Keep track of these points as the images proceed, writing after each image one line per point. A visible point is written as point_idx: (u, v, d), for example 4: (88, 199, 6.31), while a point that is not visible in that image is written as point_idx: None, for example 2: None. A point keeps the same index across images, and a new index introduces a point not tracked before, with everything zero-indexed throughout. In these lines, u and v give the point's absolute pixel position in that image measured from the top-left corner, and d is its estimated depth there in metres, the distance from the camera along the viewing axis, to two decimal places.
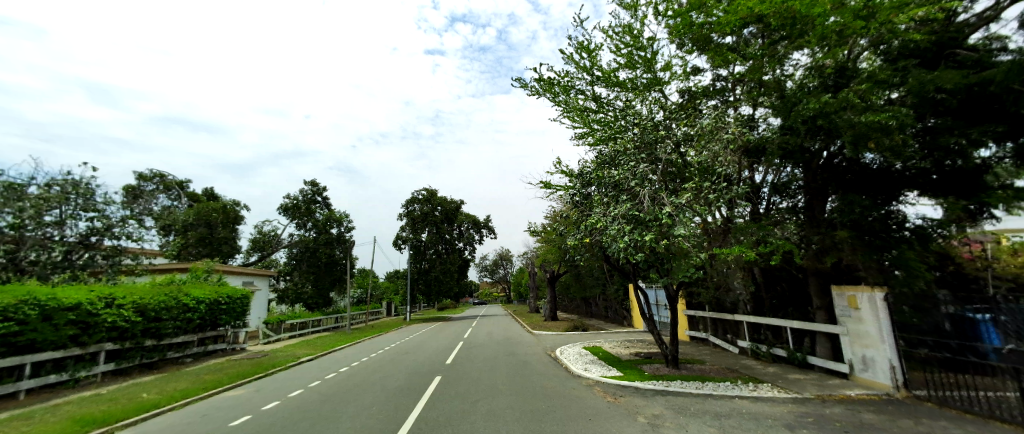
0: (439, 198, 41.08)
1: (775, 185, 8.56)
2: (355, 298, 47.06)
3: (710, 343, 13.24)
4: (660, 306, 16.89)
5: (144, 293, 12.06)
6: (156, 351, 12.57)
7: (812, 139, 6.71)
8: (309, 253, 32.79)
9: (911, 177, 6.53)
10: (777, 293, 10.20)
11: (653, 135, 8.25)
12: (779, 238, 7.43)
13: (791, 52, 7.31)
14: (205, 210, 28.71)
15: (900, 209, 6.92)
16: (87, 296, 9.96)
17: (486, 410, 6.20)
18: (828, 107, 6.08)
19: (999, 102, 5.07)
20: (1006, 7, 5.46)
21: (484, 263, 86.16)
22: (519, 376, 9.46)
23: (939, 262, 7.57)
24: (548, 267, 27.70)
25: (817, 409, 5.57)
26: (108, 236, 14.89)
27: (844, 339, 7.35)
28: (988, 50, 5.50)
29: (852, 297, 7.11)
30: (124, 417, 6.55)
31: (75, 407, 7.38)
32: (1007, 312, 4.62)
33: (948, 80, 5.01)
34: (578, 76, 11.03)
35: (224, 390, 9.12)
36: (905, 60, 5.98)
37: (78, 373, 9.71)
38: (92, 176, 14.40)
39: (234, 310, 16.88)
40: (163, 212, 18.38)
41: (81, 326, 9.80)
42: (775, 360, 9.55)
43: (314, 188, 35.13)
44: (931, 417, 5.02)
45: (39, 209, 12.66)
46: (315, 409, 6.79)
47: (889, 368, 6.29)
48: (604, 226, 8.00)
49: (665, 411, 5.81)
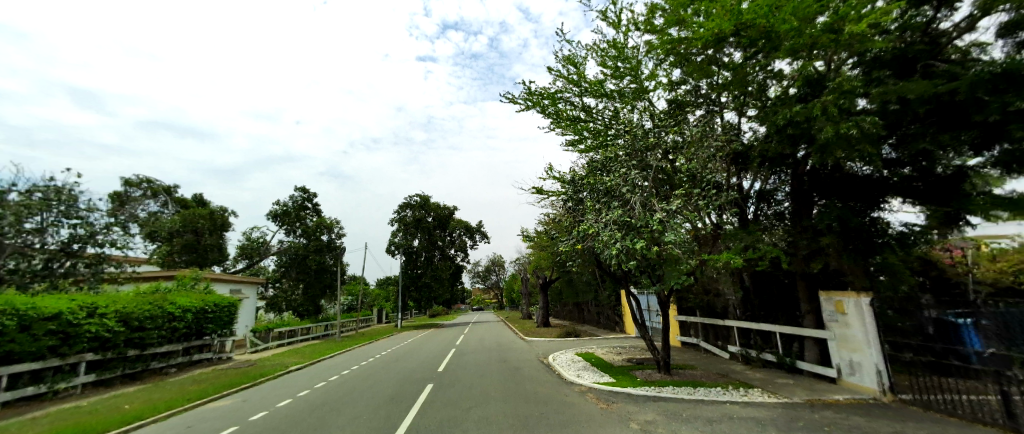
0: (431, 205, 40.82)
1: (762, 192, 8.96)
2: (346, 305, 46.20)
3: (701, 348, 13.31)
4: (652, 312, 17.05)
5: (129, 302, 11.81)
6: (140, 361, 12.27)
7: (790, 146, 7.03)
8: (298, 260, 32.13)
9: (895, 185, 6.69)
10: (765, 298, 10.36)
11: (644, 142, 8.38)
12: (768, 244, 7.55)
13: (768, 63, 7.41)
14: (192, 216, 28.25)
15: (882, 216, 7.07)
16: (69, 305, 9.76)
17: (478, 418, 6.15)
18: (802, 116, 6.18)
19: (964, 110, 5.28)
20: (978, 18, 5.67)
21: (476, 269, 85.33)
22: (512, 383, 9.41)
23: (919, 266, 7.73)
24: (542, 273, 27.61)
25: (807, 413, 5.64)
26: (91, 243, 14.54)
27: (832, 343, 7.41)
28: (962, 60, 5.66)
29: (838, 301, 7.19)
30: (105, 428, 6.41)
31: (55, 420, 7.17)
32: (987, 316, 4.79)
33: (918, 90, 5.20)
34: (566, 88, 11.10)
35: (209, 401, 8.91)
36: (879, 72, 6.18)
37: (57, 384, 9.41)
38: (75, 182, 14.04)
39: (221, 319, 16.58)
40: (148, 220, 18.04)
41: (61, 337, 9.56)
42: (765, 364, 9.63)
43: (303, 195, 34.81)
44: (916, 420, 5.08)
45: (19, 217, 12.26)
46: (302, 419, 6.63)
47: (875, 373, 6.37)
48: (596, 231, 8.05)
49: (658, 417, 5.81)
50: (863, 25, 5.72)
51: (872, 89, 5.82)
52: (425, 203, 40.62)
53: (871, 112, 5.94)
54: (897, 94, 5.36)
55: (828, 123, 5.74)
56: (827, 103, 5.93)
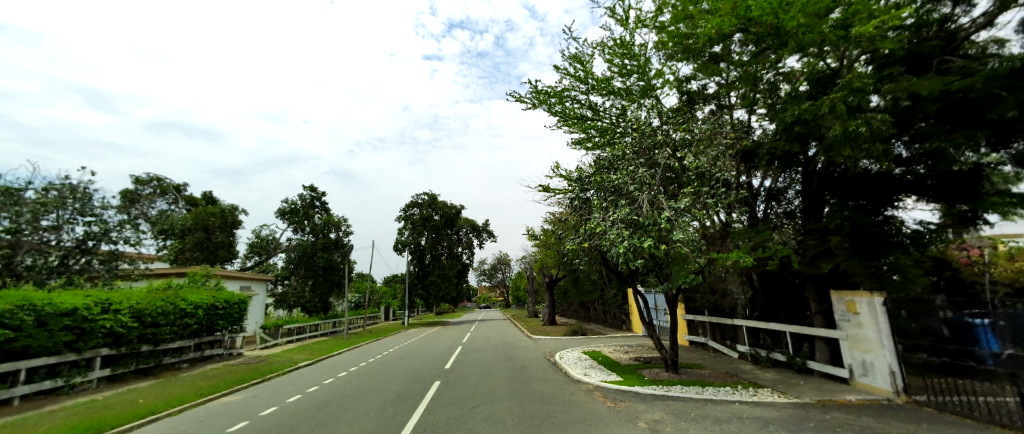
0: (439, 203, 40.90)
1: (771, 190, 8.91)
2: (354, 303, 46.42)
3: (709, 348, 13.21)
4: (659, 310, 16.96)
5: (142, 298, 12.02)
6: (152, 357, 12.48)
7: (801, 144, 6.93)
8: (307, 257, 32.46)
9: (908, 183, 6.57)
10: (775, 298, 10.25)
11: (651, 140, 8.33)
12: (778, 243, 7.45)
13: (779, 59, 7.31)
14: (203, 214, 28.63)
15: (895, 215, 6.97)
16: (83, 301, 9.95)
17: (485, 416, 6.16)
18: (814, 113, 6.08)
19: (980, 107, 5.17)
20: (995, 14, 5.55)
21: (482, 267, 85.52)
22: (519, 381, 9.41)
23: (932, 267, 7.58)
24: (548, 272, 27.57)
25: (818, 413, 5.57)
26: (105, 241, 14.81)
27: (844, 344, 7.30)
28: (978, 56, 5.54)
29: (850, 301, 7.08)
30: (119, 423, 6.51)
31: (72, 414, 7.32)
32: (1003, 317, 4.70)
33: (933, 85, 5.11)
34: (573, 86, 11.05)
35: (220, 397, 9.03)
36: (892, 68, 6.08)
37: (72, 379, 9.61)
38: (89, 181, 14.29)
39: (231, 315, 16.81)
40: (160, 217, 18.32)
41: (77, 332, 9.76)
42: (774, 364, 9.52)
43: (311, 193, 35.08)
44: (930, 422, 5.00)
45: (36, 214, 12.53)
46: (311, 415, 6.68)
47: (888, 374, 6.27)
48: (603, 230, 8.01)
49: (666, 417, 5.79)
50: (869, 27, 5.59)
51: (885, 86, 5.73)
52: (432, 201, 40.71)
53: (882, 110, 5.84)
54: (909, 91, 5.27)
55: (839, 120, 5.64)
56: (839, 99, 5.82)
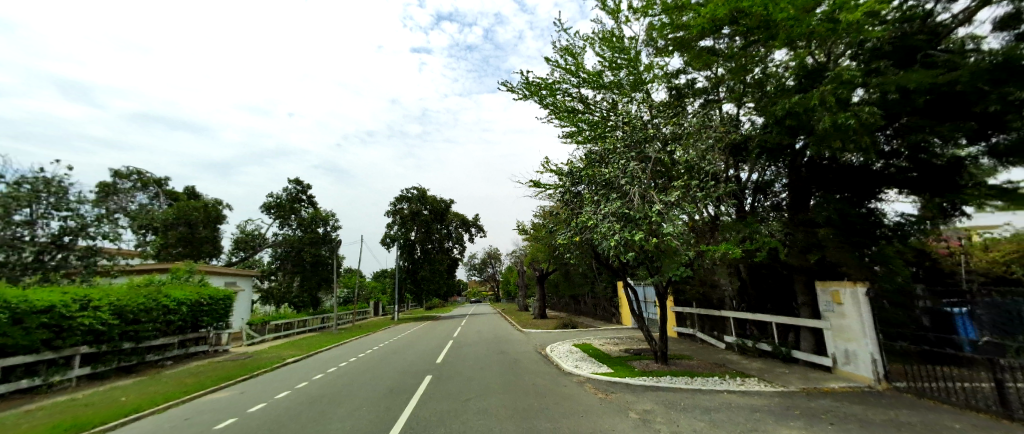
0: (428, 198, 40.58)
1: (758, 183, 9.04)
2: (342, 298, 45.94)
3: (697, 339, 13.43)
4: (648, 303, 17.17)
5: (122, 295, 11.71)
6: (135, 354, 12.20)
7: (789, 138, 7.03)
8: (294, 252, 32.05)
9: (891, 176, 6.74)
10: (761, 289, 10.47)
11: (642, 134, 8.36)
12: (765, 235, 7.55)
13: (768, 53, 7.38)
14: (186, 209, 27.97)
15: (879, 207, 7.14)
16: (61, 298, 9.66)
17: (478, 409, 6.15)
18: (803, 106, 6.16)
19: (964, 100, 5.28)
20: (976, 9, 5.68)
21: (472, 262, 85.45)
22: (511, 375, 9.43)
23: (913, 257, 7.78)
24: (538, 266, 27.68)
25: (804, 401, 5.70)
26: (83, 236, 14.36)
27: (828, 333, 7.48)
28: (961, 50, 5.67)
29: (834, 292, 7.24)
30: (102, 422, 6.36)
31: (50, 413, 7.12)
32: (983, 306, 4.86)
33: (919, 79, 5.21)
34: (565, 79, 11.02)
35: (207, 394, 8.87)
36: (879, 62, 6.17)
37: (51, 377, 9.33)
38: (65, 174, 13.80)
39: (216, 312, 16.50)
40: (140, 212, 17.82)
41: (54, 330, 9.48)
42: (761, 355, 9.72)
43: (298, 187, 34.48)
44: (910, 407, 5.16)
45: (8, 209, 12.07)
46: (301, 411, 6.60)
47: (870, 361, 6.44)
48: (595, 223, 8.02)
49: (657, 407, 5.86)
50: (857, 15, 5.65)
51: (872, 80, 5.82)
52: (421, 196, 40.37)
53: (867, 103, 5.94)
54: (897, 84, 5.35)
55: (828, 113, 5.71)
56: (829, 92, 5.89)
